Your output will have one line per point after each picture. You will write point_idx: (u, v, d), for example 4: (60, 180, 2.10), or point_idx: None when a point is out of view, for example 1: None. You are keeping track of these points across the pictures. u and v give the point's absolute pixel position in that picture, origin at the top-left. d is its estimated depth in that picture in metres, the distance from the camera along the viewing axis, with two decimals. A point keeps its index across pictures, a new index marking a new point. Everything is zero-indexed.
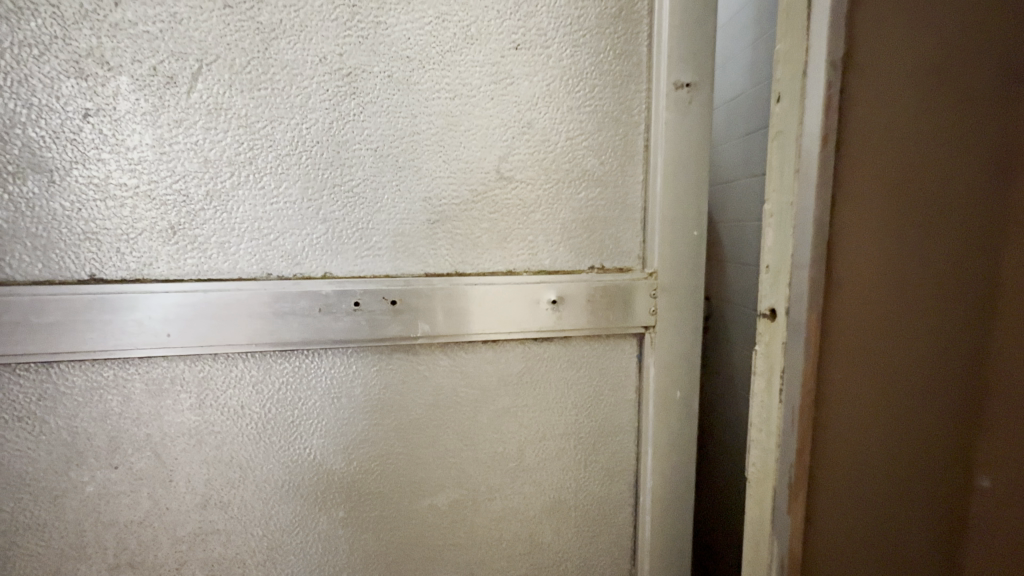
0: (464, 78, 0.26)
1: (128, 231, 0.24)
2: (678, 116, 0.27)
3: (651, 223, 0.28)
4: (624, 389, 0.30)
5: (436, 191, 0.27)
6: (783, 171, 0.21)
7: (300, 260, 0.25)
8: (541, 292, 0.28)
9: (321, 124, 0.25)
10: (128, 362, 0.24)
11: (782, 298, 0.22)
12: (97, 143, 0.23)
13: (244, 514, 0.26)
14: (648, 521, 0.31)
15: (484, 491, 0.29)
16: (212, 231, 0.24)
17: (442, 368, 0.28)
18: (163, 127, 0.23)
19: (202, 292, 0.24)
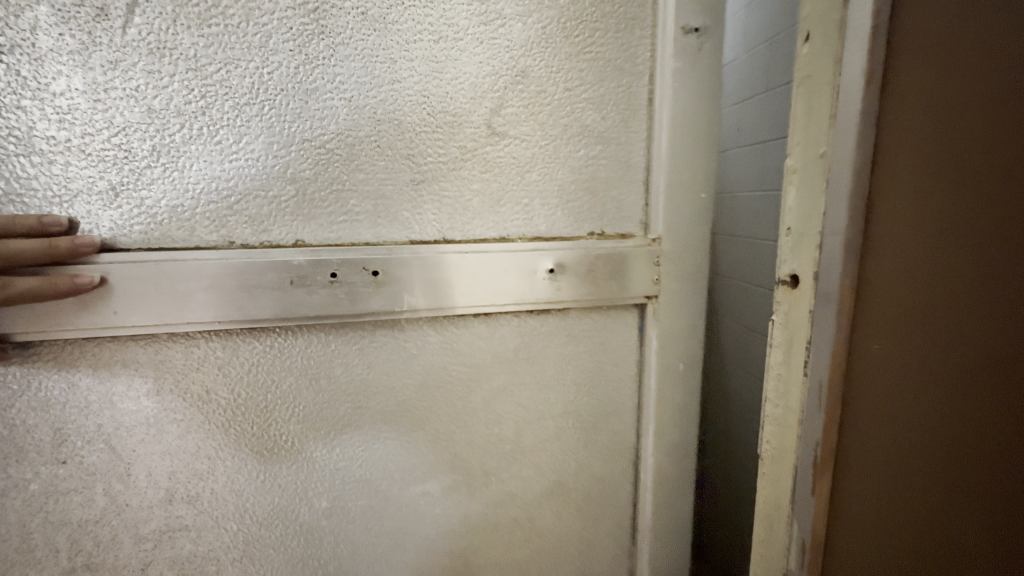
0: (449, 17, 0.20)
1: (59, 194, 0.17)
2: (687, 68, 0.22)
3: (657, 186, 0.23)
4: (630, 368, 0.24)
5: (421, 148, 0.20)
6: (811, 120, 0.18)
7: (267, 226, 0.19)
8: (537, 258, 0.22)
9: (285, 68, 0.18)
10: (67, 341, 0.18)
11: (808, 263, 0.19)
12: (14, 87, 0.16)
13: (216, 508, 0.20)
14: (650, 504, 0.25)
15: (479, 475, 0.23)
16: (163, 195, 0.18)
17: (431, 345, 0.22)
18: (96, 70, 0.17)
19: (154, 260, 0.18)
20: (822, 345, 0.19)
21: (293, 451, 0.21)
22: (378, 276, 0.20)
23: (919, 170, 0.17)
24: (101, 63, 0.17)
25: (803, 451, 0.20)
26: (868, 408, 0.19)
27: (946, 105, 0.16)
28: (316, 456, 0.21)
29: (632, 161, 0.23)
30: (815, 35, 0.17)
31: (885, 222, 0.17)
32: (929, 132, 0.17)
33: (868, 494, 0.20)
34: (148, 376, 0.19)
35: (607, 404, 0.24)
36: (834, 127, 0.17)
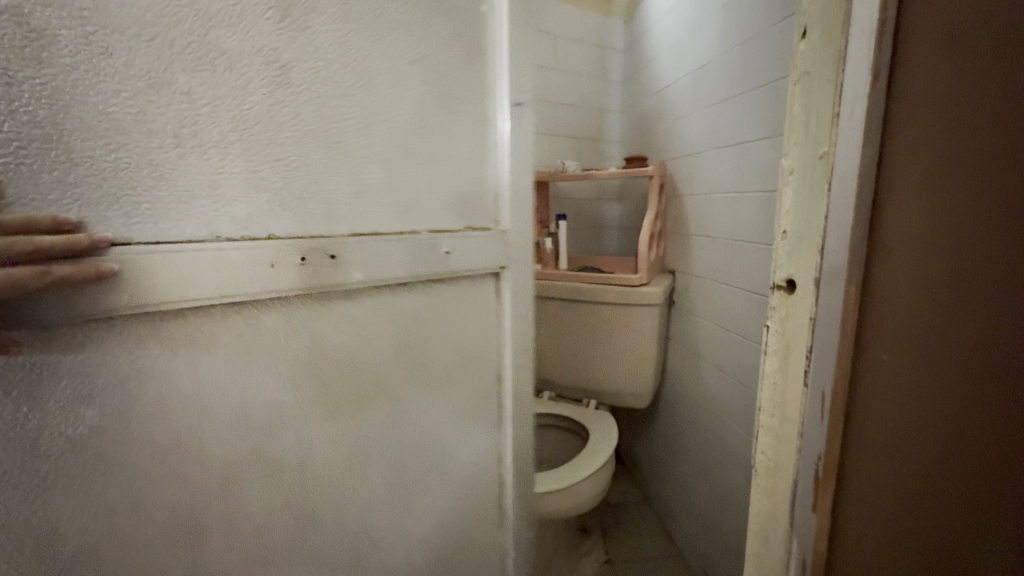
0: (377, 88, 0.48)
1: (72, 187, 0.33)
2: (513, 133, 0.60)
3: (499, 197, 0.60)
4: (471, 298, 0.60)
5: (357, 169, 0.48)
6: (821, 114, 0.40)
7: (245, 225, 0.41)
8: (435, 245, 0.54)
9: (259, 106, 0.41)
10: (76, 360, 0.35)
11: (812, 262, 0.42)
12: (46, 114, 0.32)
13: (213, 435, 0.42)
14: (487, 371, 0.63)
15: (400, 376, 0.54)
16: (158, 197, 0.37)
17: (366, 306, 0.50)
18: (111, 101, 0.34)
19: (177, 254, 0.37)
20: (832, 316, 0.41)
21: (261, 382, 0.44)
22: (333, 257, 0.45)
23: (927, 191, 0.35)
24: (106, 91, 0.34)
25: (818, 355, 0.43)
26: (881, 338, 0.39)
27: (946, 179, 0.34)
28: (287, 375, 0.46)
29: (485, 181, 0.59)
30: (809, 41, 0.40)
31: (891, 231, 0.38)
32: (935, 187, 0.35)
33: (889, 401, 0.40)
34: (147, 348, 0.38)
35: (463, 320, 0.60)
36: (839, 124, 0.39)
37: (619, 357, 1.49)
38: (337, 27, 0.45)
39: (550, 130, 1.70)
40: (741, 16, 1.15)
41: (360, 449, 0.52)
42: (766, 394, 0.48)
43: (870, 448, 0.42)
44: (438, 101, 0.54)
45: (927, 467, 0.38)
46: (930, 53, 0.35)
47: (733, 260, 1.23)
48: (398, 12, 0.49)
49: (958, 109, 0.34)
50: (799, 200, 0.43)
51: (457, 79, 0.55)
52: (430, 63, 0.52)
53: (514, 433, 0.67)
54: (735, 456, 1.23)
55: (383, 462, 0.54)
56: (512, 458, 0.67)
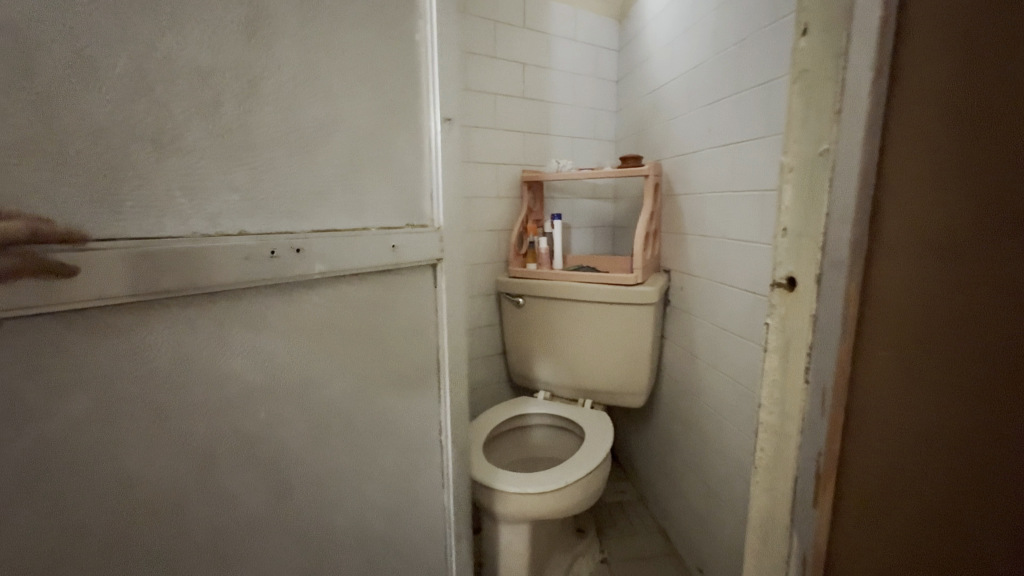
0: (328, 100, 0.57)
1: (64, 194, 0.39)
2: (450, 141, 0.74)
3: (430, 195, 0.73)
4: (409, 285, 0.72)
5: (314, 171, 0.57)
6: (822, 106, 0.38)
7: (218, 221, 0.49)
8: (384, 241, 0.65)
9: (231, 116, 0.49)
10: (69, 339, 0.41)
11: (810, 264, 0.40)
12: (40, 133, 0.37)
13: (189, 407, 0.48)
14: (428, 344, 0.76)
15: (351, 352, 0.64)
16: (135, 200, 0.43)
17: (322, 294, 0.60)
18: (97, 121, 0.40)
19: (162, 249, 0.44)
20: (833, 313, 0.40)
21: (224, 360, 0.51)
22: (298, 251, 0.55)
23: (920, 180, 0.37)
24: (88, 113, 0.40)
25: (817, 355, 0.41)
26: (878, 327, 0.40)
27: (941, 166, 0.36)
28: (254, 351, 0.53)
29: (421, 176, 0.71)
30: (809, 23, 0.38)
31: (888, 225, 0.38)
32: (930, 173, 0.36)
33: (885, 384, 0.41)
34: (134, 329, 0.44)
35: (406, 303, 0.72)
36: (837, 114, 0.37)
37: (615, 357, 1.49)
38: (297, 47, 0.54)
39: (545, 130, 1.70)
40: (736, 16, 1.15)
41: (320, 416, 0.61)
42: (765, 393, 0.46)
43: (868, 437, 0.42)
44: (382, 114, 0.64)
45: (928, 452, 0.40)
46: (935, 59, 0.35)
47: (726, 257, 1.25)
48: (347, 35, 0.59)
49: (956, 126, 0.36)
50: (799, 195, 0.41)
51: (396, 92, 0.66)
52: (376, 77, 0.63)
53: (453, 390, 0.81)
54: (731, 454, 1.23)
55: (335, 435, 0.63)
56: (448, 412, 0.81)
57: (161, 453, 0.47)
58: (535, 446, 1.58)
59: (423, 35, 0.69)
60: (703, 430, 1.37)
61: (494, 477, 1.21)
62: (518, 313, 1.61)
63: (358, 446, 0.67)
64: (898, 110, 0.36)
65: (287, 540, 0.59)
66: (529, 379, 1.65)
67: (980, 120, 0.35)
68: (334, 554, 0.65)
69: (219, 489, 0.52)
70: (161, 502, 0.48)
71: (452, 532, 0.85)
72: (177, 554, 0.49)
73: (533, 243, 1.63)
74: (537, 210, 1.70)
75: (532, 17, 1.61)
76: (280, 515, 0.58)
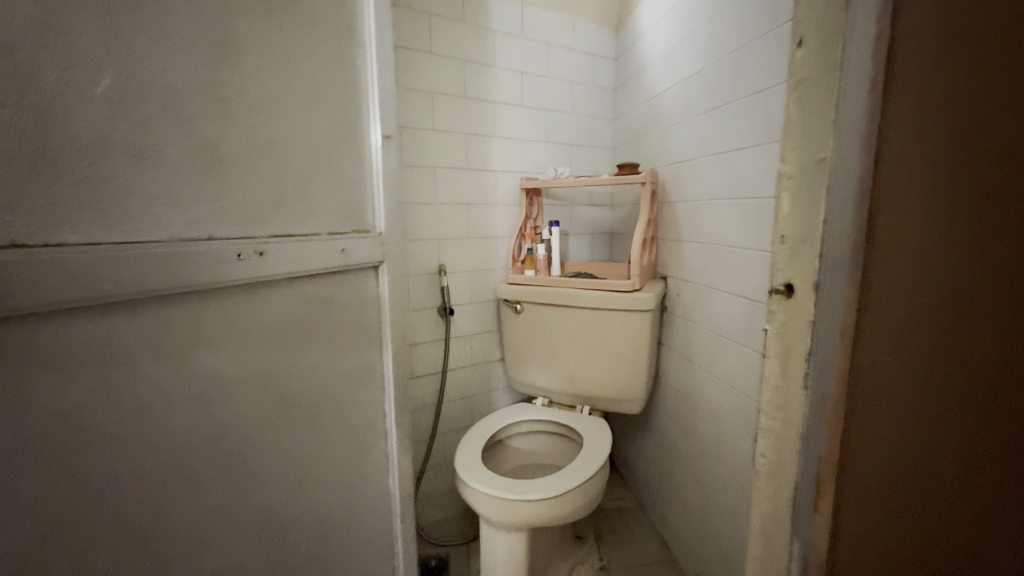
0: (285, 114, 0.62)
1: (52, 203, 0.43)
2: (394, 154, 0.81)
3: (375, 203, 0.79)
4: (360, 285, 0.78)
5: (272, 179, 0.62)
6: (817, 114, 0.38)
7: (192, 226, 0.53)
8: (334, 246, 0.71)
9: (203, 128, 0.54)
10: (61, 335, 0.45)
11: (807, 271, 0.41)
12: (31, 148, 0.41)
13: (166, 398, 0.53)
14: (378, 340, 0.82)
15: (310, 348, 0.69)
16: (117, 207, 0.47)
17: (281, 294, 0.65)
18: (82, 136, 0.44)
19: (144, 253, 0.48)
20: (832, 318, 0.40)
21: (197, 355, 0.56)
22: (261, 254, 0.60)
23: (917, 180, 0.38)
24: (74, 129, 0.44)
25: (814, 361, 0.42)
26: (877, 327, 0.40)
27: (937, 166, 0.38)
28: (222, 347, 0.58)
29: (364, 185, 0.77)
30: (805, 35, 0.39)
31: (885, 229, 0.38)
32: (925, 173, 0.38)
33: (884, 381, 0.42)
34: (117, 326, 0.49)
35: (360, 302, 0.78)
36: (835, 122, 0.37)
37: (613, 363, 1.49)
38: (260, 66, 0.59)
39: (543, 138, 1.71)
40: (730, 27, 1.17)
41: (283, 410, 0.66)
42: (766, 399, 0.46)
43: (869, 437, 0.43)
44: (334, 127, 0.70)
45: (927, 440, 0.43)
46: (923, 69, 0.36)
47: (722, 265, 1.26)
48: (302, 56, 0.64)
49: (952, 133, 0.38)
50: (797, 203, 0.41)
51: (345, 108, 0.72)
52: (327, 94, 0.68)
53: (400, 384, 0.86)
54: (729, 460, 1.24)
55: (297, 425, 0.68)
56: (398, 405, 0.86)
57: (141, 443, 0.51)
58: (533, 452, 1.58)
59: (368, 56, 0.75)
60: (702, 437, 1.37)
61: (494, 485, 1.20)
62: (515, 320, 1.61)
63: (317, 436, 0.72)
64: (891, 115, 0.37)
65: (254, 521, 0.64)
66: (527, 385, 1.65)
67: (974, 122, 0.37)
68: (295, 536, 0.70)
69: (195, 476, 0.56)
70: (144, 488, 0.52)
71: (400, 517, 0.90)
72: (156, 533, 0.54)
73: (531, 249, 1.63)
74: (534, 216, 1.70)
75: (531, 26, 1.63)
76: (251, 498, 0.63)
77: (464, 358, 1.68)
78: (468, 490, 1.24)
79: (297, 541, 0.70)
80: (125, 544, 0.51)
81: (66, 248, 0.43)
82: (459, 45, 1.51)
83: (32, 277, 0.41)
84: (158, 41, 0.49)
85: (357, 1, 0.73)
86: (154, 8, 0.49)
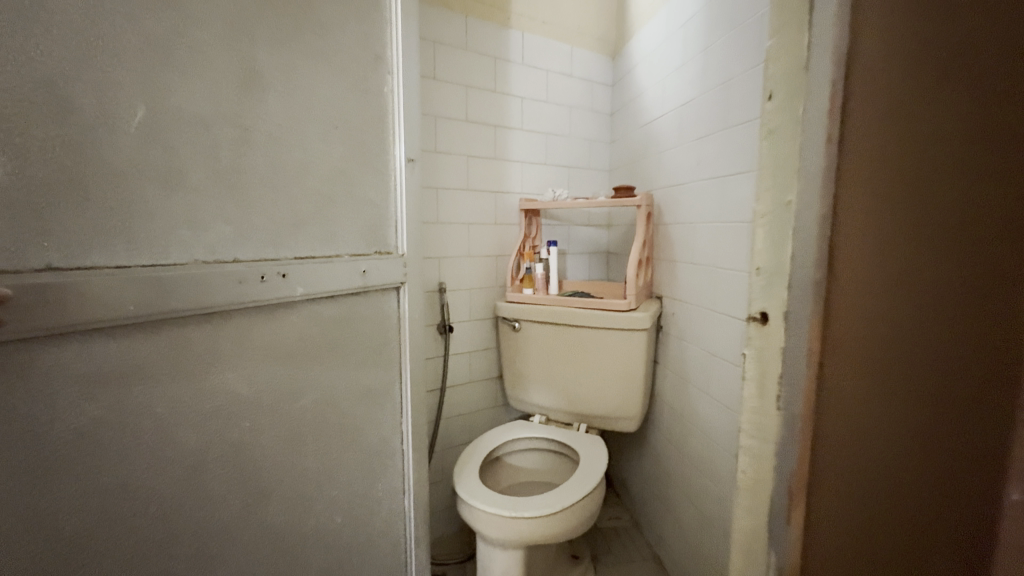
0: (309, 142, 0.67)
1: (87, 228, 0.47)
2: (415, 175, 0.85)
3: (401, 223, 0.84)
4: (380, 303, 0.81)
5: (298, 205, 0.66)
6: (787, 164, 0.45)
7: (216, 250, 0.57)
8: (357, 267, 0.75)
9: (229, 157, 0.58)
10: (91, 352, 0.48)
11: (779, 300, 0.47)
12: (72, 178, 0.46)
13: (186, 412, 0.56)
14: (401, 352, 0.86)
15: (327, 364, 0.73)
16: (145, 232, 0.51)
17: (305, 313, 0.69)
18: (118, 166, 0.49)
19: (167, 276, 0.52)
20: (799, 340, 0.46)
21: (214, 371, 0.59)
22: (285, 276, 0.64)
23: (870, 212, 0.42)
24: (111, 161, 0.48)
25: (786, 377, 0.47)
26: (839, 343, 0.45)
27: (902, 196, 0.41)
28: (245, 363, 0.62)
29: (387, 207, 0.81)
30: (779, 97, 0.46)
31: (840, 257, 0.43)
32: (885, 203, 0.41)
33: (849, 393, 0.45)
34: (144, 343, 0.52)
35: (384, 319, 0.82)
36: (799, 172, 0.45)
37: (609, 381, 1.52)
38: (288, 99, 0.64)
39: (543, 160, 1.77)
40: (722, 58, 1.23)
41: (299, 424, 0.69)
42: (747, 414, 0.52)
43: (830, 447, 0.47)
44: (355, 154, 0.74)
45: (889, 461, 0.44)
46: (882, 114, 0.41)
47: (716, 288, 1.29)
48: (327, 88, 0.69)
49: (934, 160, 0.39)
50: (770, 241, 0.48)
51: (367, 135, 0.76)
52: (353, 123, 0.73)
53: (416, 396, 0.90)
54: (723, 478, 1.26)
55: (310, 437, 0.71)
56: (411, 418, 0.89)
57: (157, 459, 0.54)
58: (531, 469, 1.59)
59: (393, 85, 0.80)
60: (698, 458, 1.39)
61: (493, 502, 1.22)
62: (514, 337, 1.64)
63: (327, 453, 0.74)
64: (847, 159, 0.42)
65: (264, 538, 0.66)
66: (524, 403, 1.67)
67: (961, 150, 0.37)
68: (303, 554, 0.72)
69: (207, 493, 0.59)
70: (158, 504, 0.55)
71: (413, 529, 0.92)
72: (175, 539, 0.56)
73: (529, 269, 1.68)
74: (533, 235, 1.74)
75: (533, 54, 1.69)
76: (262, 514, 0.66)
77: (464, 374, 1.71)
78: (468, 507, 1.25)
79: (307, 558, 0.73)
80: (144, 550, 0.54)
81: (95, 272, 0.47)
82: (463, 70, 1.57)
83: (64, 299, 0.44)
84: (194, 80, 0.54)
85: (382, 34, 0.78)
86: (189, 50, 0.54)
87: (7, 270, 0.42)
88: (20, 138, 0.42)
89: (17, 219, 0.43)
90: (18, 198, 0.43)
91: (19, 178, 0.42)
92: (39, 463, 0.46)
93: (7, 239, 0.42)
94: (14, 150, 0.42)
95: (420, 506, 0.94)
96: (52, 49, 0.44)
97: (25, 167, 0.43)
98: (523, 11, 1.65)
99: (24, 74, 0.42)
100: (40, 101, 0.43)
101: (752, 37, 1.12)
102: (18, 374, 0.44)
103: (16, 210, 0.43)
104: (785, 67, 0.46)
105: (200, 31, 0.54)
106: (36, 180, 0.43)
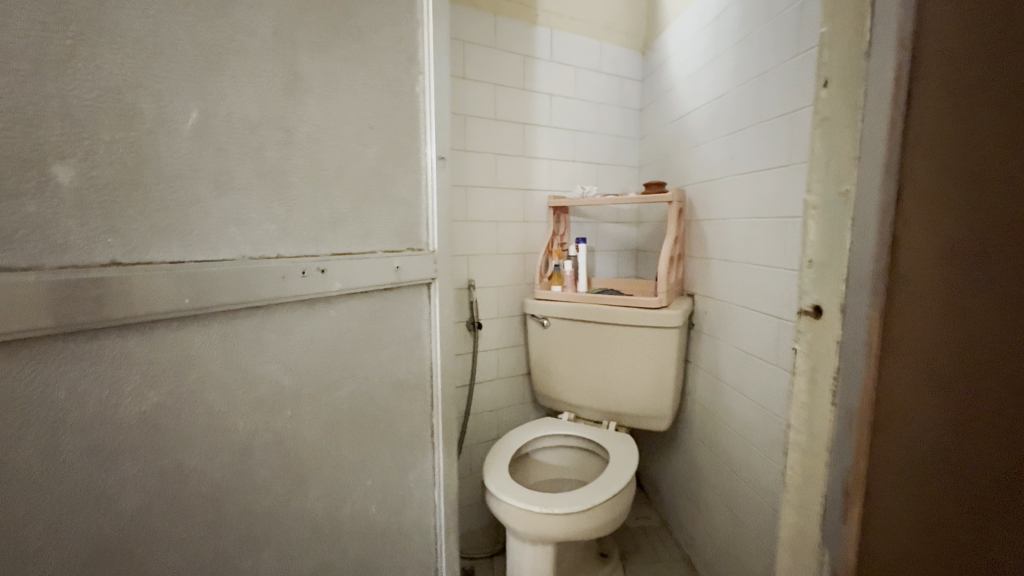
0: (344, 141, 0.68)
1: (146, 224, 0.49)
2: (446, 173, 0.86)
3: (430, 222, 0.85)
4: (411, 301, 0.83)
5: (334, 203, 0.67)
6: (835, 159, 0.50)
7: (259, 247, 0.59)
8: (391, 263, 0.77)
9: (269, 158, 0.59)
10: (149, 342, 0.50)
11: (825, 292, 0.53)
12: (131, 174, 0.48)
13: (235, 400, 0.58)
14: (431, 349, 0.87)
15: (362, 359, 0.74)
16: (198, 229, 0.53)
17: (340, 309, 0.70)
18: (174, 164, 0.51)
19: (217, 269, 0.54)
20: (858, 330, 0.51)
21: (261, 362, 0.61)
22: (322, 271, 0.66)
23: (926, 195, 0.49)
24: (167, 158, 0.50)
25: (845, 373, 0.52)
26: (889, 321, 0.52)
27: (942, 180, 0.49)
28: (290, 357, 0.64)
29: (419, 206, 0.82)
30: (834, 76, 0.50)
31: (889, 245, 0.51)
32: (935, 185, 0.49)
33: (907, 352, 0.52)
34: (200, 334, 0.54)
35: (414, 315, 0.83)
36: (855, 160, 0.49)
37: (641, 379, 1.51)
38: (326, 99, 0.65)
39: (571, 156, 1.76)
40: (756, 51, 1.20)
41: (337, 413, 0.71)
42: (794, 413, 0.57)
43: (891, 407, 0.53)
44: (389, 153, 0.75)
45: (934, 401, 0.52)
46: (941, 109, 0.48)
47: (751, 284, 1.26)
48: (363, 87, 0.70)
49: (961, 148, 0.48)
50: (824, 227, 0.52)
51: (399, 133, 0.77)
52: (386, 121, 0.74)
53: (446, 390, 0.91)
54: (758, 480, 1.23)
55: (347, 426, 0.73)
56: (443, 411, 0.90)
57: (210, 444, 0.56)
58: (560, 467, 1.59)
59: (424, 84, 0.80)
60: (731, 458, 1.36)
61: (522, 497, 1.23)
62: (540, 335, 1.64)
63: (363, 444, 0.76)
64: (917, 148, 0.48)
65: (304, 526, 0.68)
66: (555, 401, 1.67)
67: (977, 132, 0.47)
68: (341, 543, 0.74)
69: (255, 478, 0.61)
70: (210, 487, 0.57)
71: (443, 519, 0.93)
72: (225, 520, 0.59)
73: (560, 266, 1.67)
74: (561, 233, 1.73)
75: (560, 51, 1.69)
76: (302, 502, 0.68)
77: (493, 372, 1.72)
78: (497, 502, 1.26)
79: (343, 544, 0.74)
80: (198, 529, 0.56)
81: (154, 266, 0.49)
82: (492, 69, 1.58)
83: (125, 293, 0.47)
84: (241, 83, 0.56)
85: (413, 34, 0.78)
86: (237, 51, 0.55)
87: (70, 266, 0.44)
88: (86, 137, 0.45)
89: (84, 213, 0.45)
90: (90, 198, 0.45)
91: (83, 175, 0.45)
92: (106, 444, 0.48)
93: (75, 236, 0.45)
94: (84, 151, 0.45)
95: (450, 499, 0.95)
96: (118, 59, 0.46)
97: (88, 165, 0.45)
98: (551, 8, 1.65)
99: (91, 81, 0.45)
100: (104, 101, 0.46)
101: (787, 29, 1.09)
102: (87, 359, 0.46)
103: (86, 209, 0.45)
104: (839, 48, 0.49)
105: (249, 38, 0.56)
106: (98, 176, 0.46)
